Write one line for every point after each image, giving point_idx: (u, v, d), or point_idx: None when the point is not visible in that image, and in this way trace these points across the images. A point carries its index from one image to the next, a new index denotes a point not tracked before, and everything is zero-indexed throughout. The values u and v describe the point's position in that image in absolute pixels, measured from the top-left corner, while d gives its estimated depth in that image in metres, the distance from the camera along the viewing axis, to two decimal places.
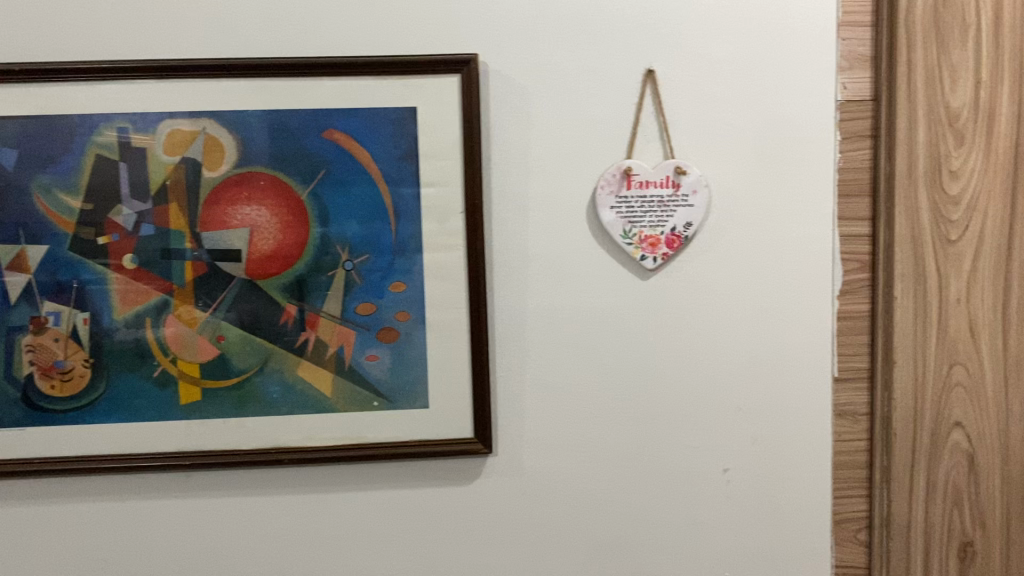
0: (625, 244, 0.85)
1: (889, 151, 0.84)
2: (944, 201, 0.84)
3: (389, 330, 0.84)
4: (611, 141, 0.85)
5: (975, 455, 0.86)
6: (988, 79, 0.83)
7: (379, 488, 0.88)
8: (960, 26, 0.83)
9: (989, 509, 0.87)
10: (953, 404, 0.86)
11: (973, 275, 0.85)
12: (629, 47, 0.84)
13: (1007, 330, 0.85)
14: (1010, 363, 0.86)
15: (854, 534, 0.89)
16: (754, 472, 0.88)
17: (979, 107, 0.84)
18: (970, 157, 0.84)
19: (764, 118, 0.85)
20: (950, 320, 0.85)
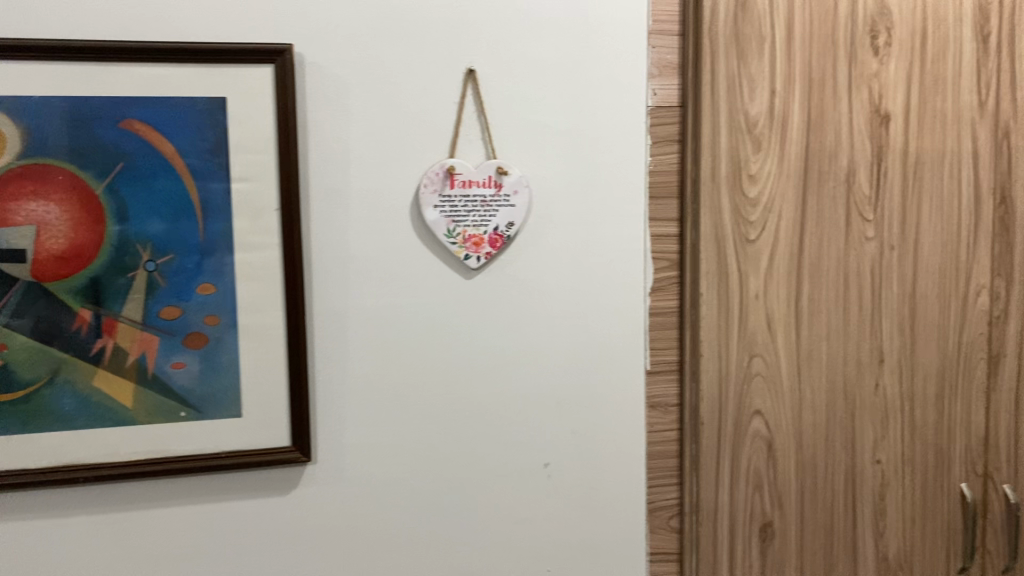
0: (449, 244, 0.84)
1: (695, 156, 0.89)
2: (744, 203, 0.90)
3: (196, 335, 0.80)
4: (432, 140, 0.84)
5: (773, 440, 0.92)
6: (782, 89, 0.89)
7: (189, 503, 0.83)
8: (757, 38, 0.88)
9: (786, 490, 0.93)
10: (753, 393, 0.91)
11: (769, 272, 0.91)
12: (449, 45, 0.83)
13: (799, 323, 0.92)
14: (802, 354, 0.92)
15: (666, 521, 0.93)
16: (573, 467, 0.90)
17: (774, 115, 0.89)
18: (766, 162, 0.90)
19: (580, 121, 0.88)
20: (750, 314, 0.91)
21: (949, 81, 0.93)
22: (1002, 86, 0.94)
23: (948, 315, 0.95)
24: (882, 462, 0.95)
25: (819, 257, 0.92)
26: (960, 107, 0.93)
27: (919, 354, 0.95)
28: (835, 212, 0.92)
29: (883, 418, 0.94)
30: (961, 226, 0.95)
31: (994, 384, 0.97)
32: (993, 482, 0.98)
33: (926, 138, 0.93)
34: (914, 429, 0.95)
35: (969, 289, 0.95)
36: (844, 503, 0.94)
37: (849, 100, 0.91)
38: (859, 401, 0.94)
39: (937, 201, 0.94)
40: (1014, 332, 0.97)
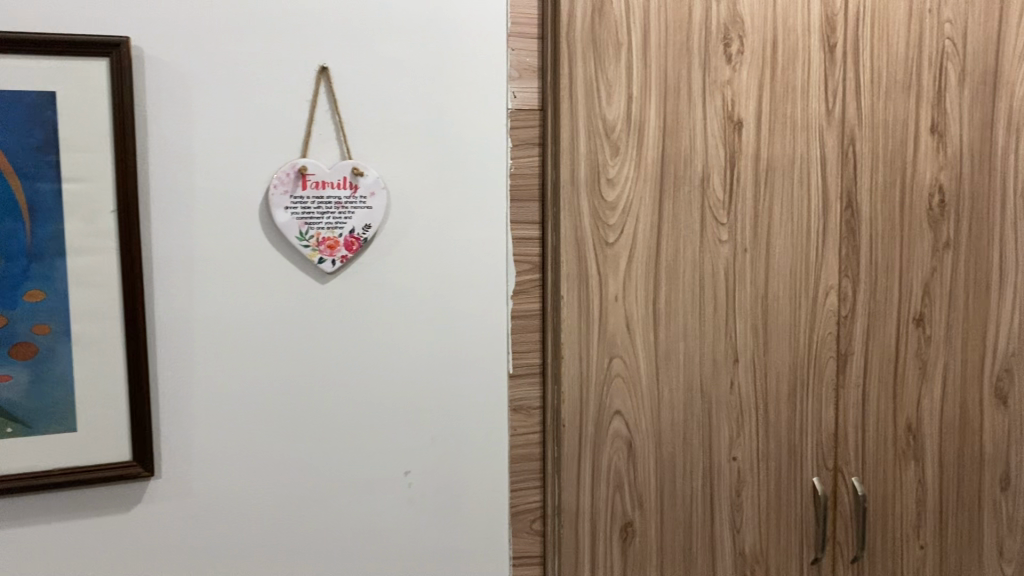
0: (302, 247, 0.82)
1: (555, 159, 0.89)
2: (602, 206, 0.91)
3: (25, 344, 0.75)
4: (284, 139, 0.81)
5: (633, 440, 0.93)
6: (639, 94, 0.91)
7: (18, 525, 0.77)
8: (614, 44, 0.89)
9: (646, 490, 0.94)
10: (613, 394, 0.92)
11: (628, 275, 0.92)
12: (301, 42, 0.81)
13: (657, 324, 0.94)
14: (660, 354, 0.94)
15: (530, 524, 0.93)
16: (435, 473, 0.89)
17: (631, 120, 0.91)
18: (624, 166, 0.91)
19: (440, 122, 0.86)
20: (610, 316, 0.92)
21: (797, 90, 0.97)
22: (847, 95, 0.99)
23: (798, 315, 0.99)
24: (738, 459, 0.98)
25: (675, 259, 0.94)
26: (807, 115, 0.97)
27: (771, 354, 0.98)
28: (691, 216, 0.94)
29: (738, 416, 0.97)
30: (809, 230, 0.99)
31: (841, 380, 1.02)
32: (842, 475, 1.03)
33: (778, 144, 0.96)
34: (768, 426, 0.98)
35: (817, 290, 1.00)
36: (703, 501, 0.96)
37: (704, 106, 0.93)
38: (715, 400, 0.96)
39: (787, 205, 0.98)
40: (859, 331, 1.02)
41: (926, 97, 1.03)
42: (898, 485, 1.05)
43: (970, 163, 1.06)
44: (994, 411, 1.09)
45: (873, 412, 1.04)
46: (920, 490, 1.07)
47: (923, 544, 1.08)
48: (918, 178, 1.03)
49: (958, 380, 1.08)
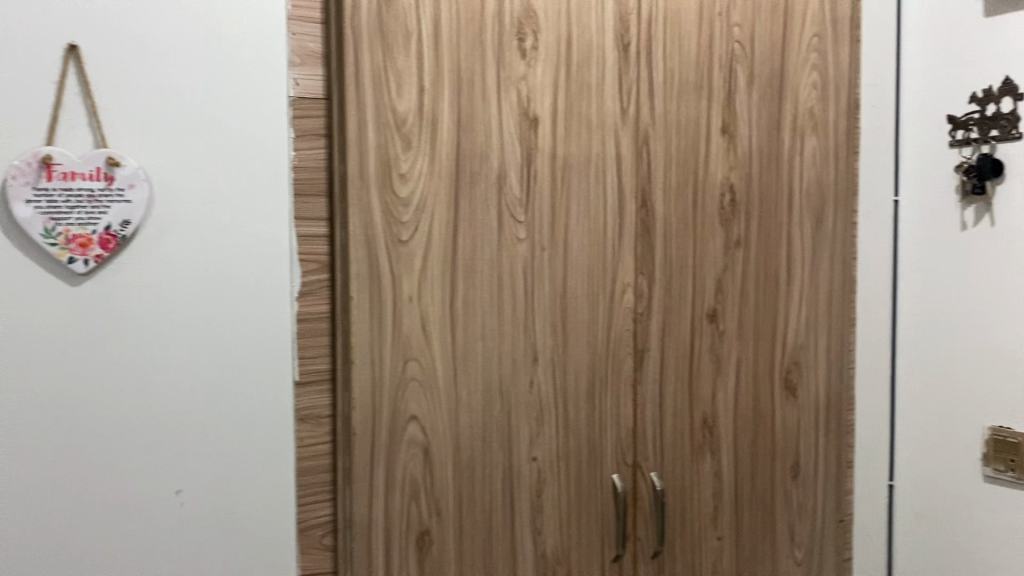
0: (47, 245, 0.73)
1: (341, 151, 0.84)
2: (394, 202, 0.86)
3: None
4: (25, 124, 0.72)
5: (429, 445, 0.90)
6: (431, 87, 0.87)
7: None
8: (403, 34, 0.85)
9: (443, 497, 0.91)
10: (408, 399, 0.88)
11: (423, 275, 0.88)
12: (45, 15, 0.73)
13: (454, 325, 0.91)
14: (458, 356, 0.91)
15: (320, 540, 0.88)
16: (210, 492, 0.82)
17: (423, 113, 0.87)
18: (416, 161, 0.87)
19: (211, 110, 0.80)
20: (404, 318, 0.88)
21: (592, 87, 0.97)
22: (640, 94, 1.01)
23: (596, 313, 1.00)
24: (538, 460, 0.97)
25: (472, 258, 0.91)
26: (603, 114, 0.98)
27: (571, 353, 0.98)
28: (487, 213, 0.92)
29: (538, 416, 0.96)
30: (607, 227, 1.00)
31: (639, 377, 1.04)
32: (641, 471, 1.05)
33: (574, 142, 0.97)
34: (568, 424, 0.99)
35: (615, 287, 1.01)
36: (502, 503, 0.95)
37: (499, 101, 0.91)
38: (515, 400, 0.95)
39: (584, 203, 0.98)
40: (655, 326, 1.05)
41: (716, 99, 1.07)
42: (696, 478, 1.10)
43: (759, 164, 1.11)
44: (785, 403, 1.17)
45: (670, 407, 1.07)
46: (718, 484, 1.12)
47: (720, 536, 1.13)
48: (710, 177, 1.07)
49: (749, 375, 1.14)
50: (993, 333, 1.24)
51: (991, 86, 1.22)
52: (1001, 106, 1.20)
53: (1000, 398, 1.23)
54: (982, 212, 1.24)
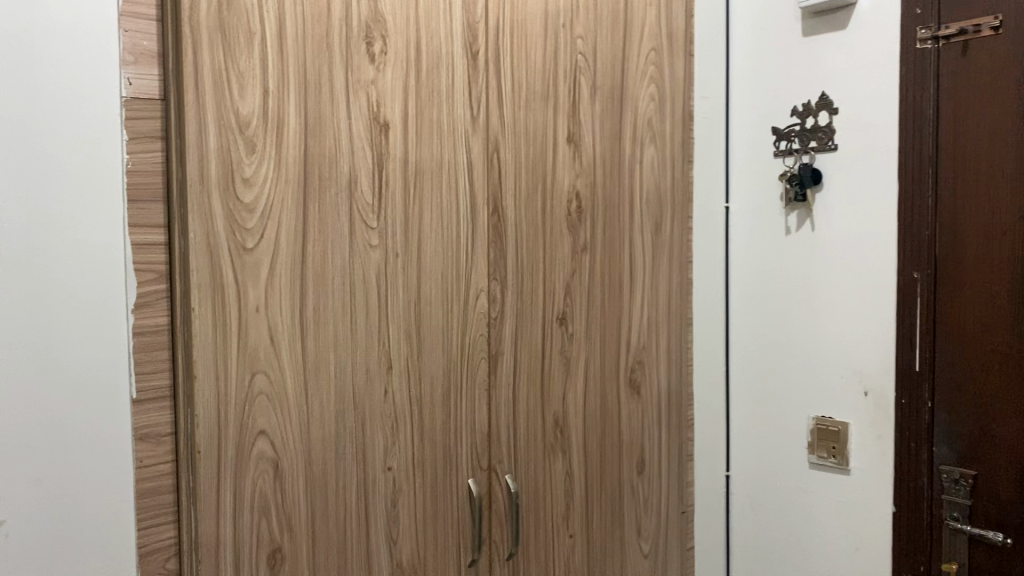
0: None
1: (179, 155, 0.79)
2: (238, 208, 0.82)
3: None
4: None
5: (279, 460, 0.87)
6: (275, 89, 0.84)
7: None
8: (245, 33, 0.82)
9: (295, 512, 0.88)
10: (256, 413, 0.85)
11: (270, 284, 0.85)
12: None
13: (304, 334, 0.88)
14: (309, 366, 0.89)
15: (161, 564, 0.83)
16: (38, 520, 0.75)
17: (267, 116, 0.84)
18: (261, 165, 0.84)
19: (33, 108, 0.74)
20: (250, 329, 0.84)
21: (442, 94, 0.98)
22: (489, 102, 1.03)
23: (451, 318, 1.02)
24: (393, 469, 0.97)
25: (322, 266, 0.89)
26: (453, 121, 0.99)
27: (425, 360, 0.99)
28: (338, 220, 0.90)
29: (393, 425, 0.97)
30: (459, 234, 1.01)
31: (493, 382, 1.07)
32: (496, 474, 1.09)
33: (425, 147, 0.97)
34: (423, 432, 1.00)
35: (468, 292, 1.03)
36: (357, 515, 0.94)
37: (347, 105, 0.90)
38: (369, 409, 0.94)
39: (435, 209, 0.99)
40: (508, 330, 1.08)
41: (562, 108, 1.11)
42: (549, 480, 1.15)
43: (602, 171, 1.16)
44: (630, 400, 1.25)
45: (523, 412, 1.11)
46: (570, 482, 1.18)
47: (572, 533, 1.19)
48: (558, 185, 1.11)
49: (598, 375, 1.19)
50: (816, 329, 1.34)
51: (810, 101, 1.32)
52: (818, 119, 1.31)
53: (823, 389, 1.34)
54: (803, 217, 1.34)
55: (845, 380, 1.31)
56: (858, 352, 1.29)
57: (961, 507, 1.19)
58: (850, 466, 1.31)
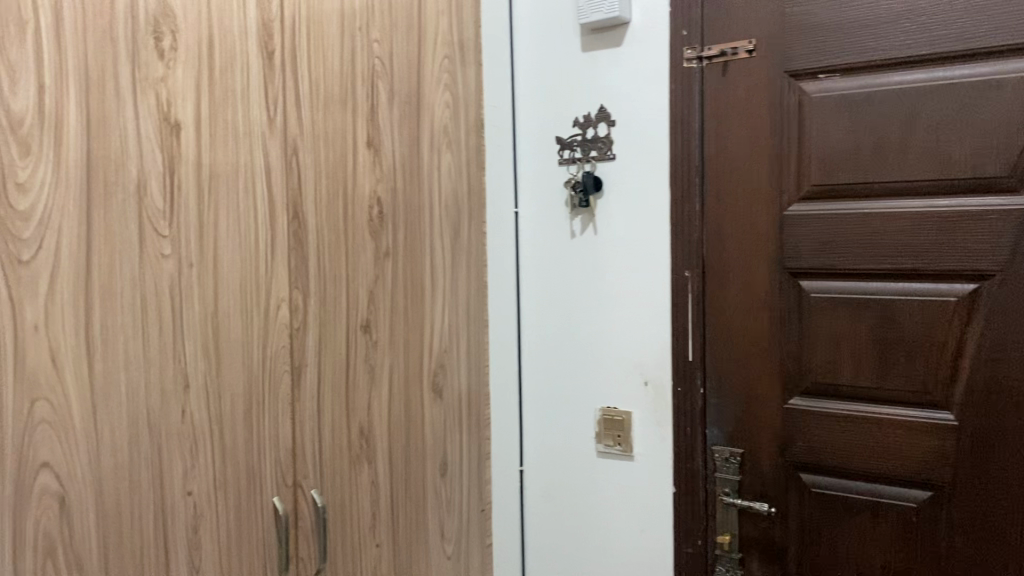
0: None
1: None
2: (13, 217, 0.73)
3: None
4: None
5: (66, 494, 0.78)
6: (52, 85, 0.76)
7: None
8: (16, 21, 0.73)
9: (86, 550, 0.80)
10: (38, 444, 0.76)
11: (50, 301, 0.77)
12: None
13: (91, 354, 0.80)
14: (97, 390, 0.81)
15: None
16: None
17: (44, 114, 0.75)
18: (38, 169, 0.75)
19: None
20: (28, 351, 0.75)
21: (237, 95, 0.93)
22: (287, 104, 1.00)
23: (251, 331, 0.97)
24: (193, 493, 0.91)
25: (110, 278, 0.82)
26: (249, 124, 0.95)
27: (224, 376, 0.94)
28: (126, 228, 0.83)
29: (192, 446, 0.91)
30: (258, 242, 0.97)
31: (296, 395, 1.04)
32: (302, 490, 1.05)
33: (220, 150, 0.92)
34: (224, 452, 0.94)
35: (270, 303, 0.99)
36: (154, 546, 0.87)
37: (134, 103, 0.83)
38: (164, 431, 0.87)
39: (232, 215, 0.94)
40: (311, 341, 1.05)
41: (360, 112, 1.11)
42: (355, 491, 1.13)
43: (401, 177, 1.19)
44: (433, 404, 1.28)
45: (328, 424, 1.09)
46: (375, 490, 1.17)
47: (379, 543, 1.17)
48: (358, 190, 1.11)
49: (401, 382, 1.21)
50: (601, 326, 1.42)
51: (590, 113, 1.40)
52: (598, 129, 1.39)
53: (608, 383, 1.42)
54: (587, 222, 1.42)
55: (628, 373, 1.40)
56: (639, 347, 1.38)
57: (732, 483, 1.31)
58: (634, 452, 1.40)
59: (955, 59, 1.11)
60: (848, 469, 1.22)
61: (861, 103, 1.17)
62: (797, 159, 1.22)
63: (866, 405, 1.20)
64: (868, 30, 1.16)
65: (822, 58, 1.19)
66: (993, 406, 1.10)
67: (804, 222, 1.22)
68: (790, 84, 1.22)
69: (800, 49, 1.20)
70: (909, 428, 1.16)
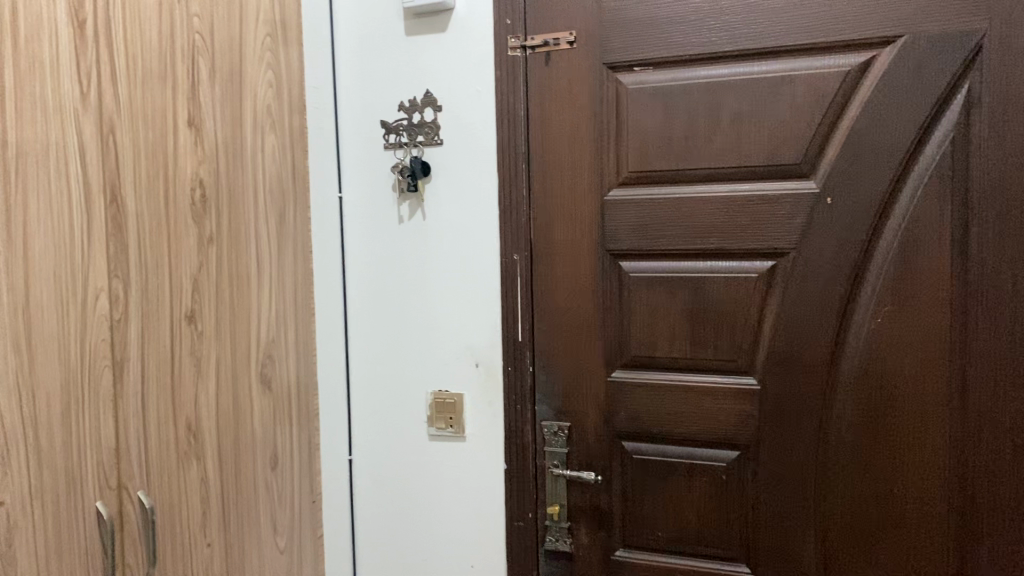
0: None
1: None
2: None
3: None
4: None
5: None
6: None
7: None
8: None
9: None
10: None
11: None
12: None
13: None
14: None
15: None
16: None
17: None
18: None
19: None
20: None
21: (46, 65, 0.86)
22: (101, 78, 0.93)
23: (66, 323, 0.90)
24: (6, 503, 0.83)
25: None
26: (61, 98, 0.88)
27: (38, 373, 0.86)
28: None
29: (5, 451, 0.82)
30: (73, 227, 0.90)
31: (118, 392, 0.97)
32: (127, 492, 0.99)
33: (29, 127, 0.84)
34: (41, 455, 0.86)
35: (87, 293, 0.92)
36: None
37: None
38: None
39: (43, 196, 0.86)
40: (133, 333, 0.99)
41: (181, 89, 1.05)
42: (183, 491, 1.07)
43: (224, 159, 1.13)
44: (261, 396, 1.23)
45: (154, 422, 1.02)
46: (205, 488, 1.11)
47: (209, 542, 1.12)
48: (179, 172, 1.05)
49: (229, 374, 1.16)
50: (430, 311, 1.43)
51: (416, 97, 1.40)
52: (424, 115, 1.40)
53: (438, 367, 1.44)
54: (415, 207, 1.42)
55: (457, 356, 1.42)
56: (469, 329, 1.41)
57: (560, 455, 1.37)
58: (466, 433, 1.43)
59: (752, 57, 1.22)
60: (666, 436, 1.31)
61: (672, 95, 1.25)
62: (616, 146, 1.30)
63: (681, 375, 1.30)
64: (678, 27, 1.25)
65: (637, 52, 1.27)
66: (789, 370, 1.23)
67: (623, 207, 1.30)
68: (609, 76, 1.29)
69: (617, 42, 1.28)
70: (718, 394, 1.27)
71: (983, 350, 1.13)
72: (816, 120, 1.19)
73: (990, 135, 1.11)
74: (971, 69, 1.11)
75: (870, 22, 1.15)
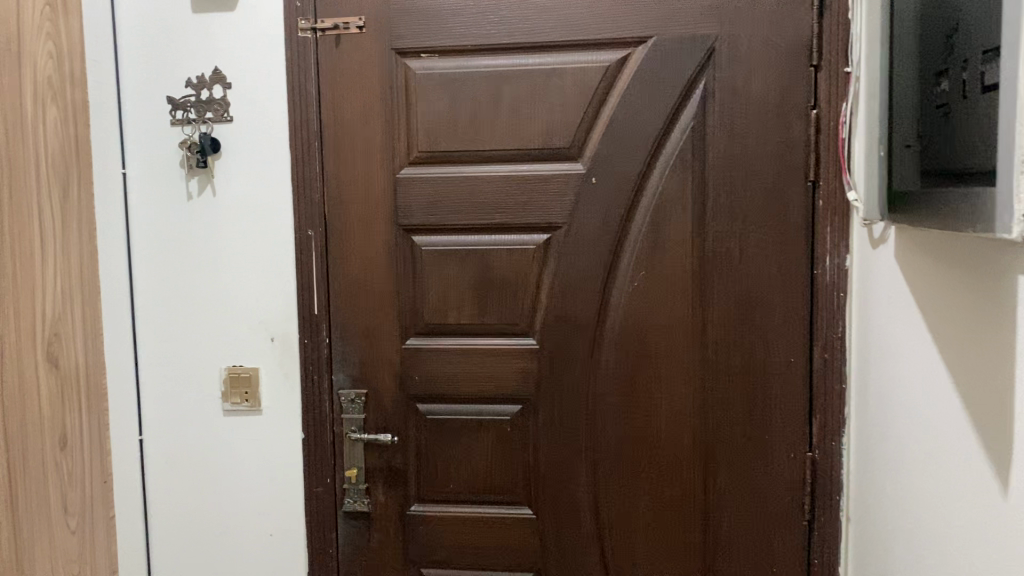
0: None
1: None
2: None
3: None
4: None
5: None
6: None
7: None
8: None
9: None
10: None
11: None
12: None
13: None
14: None
15: None
16: None
17: None
18: None
19: None
20: None
21: None
22: None
23: None
24: None
25: None
26: None
27: None
28: None
29: None
30: None
31: None
32: None
33: None
34: None
35: None
36: None
37: None
38: None
39: None
40: None
41: None
42: None
43: (5, 131, 1.10)
44: (48, 373, 1.20)
45: None
46: None
47: None
48: None
49: (15, 353, 1.13)
50: (224, 287, 1.45)
51: (203, 74, 1.40)
52: (214, 92, 1.41)
53: (232, 343, 1.45)
54: (204, 183, 1.43)
55: (251, 331, 1.45)
56: (263, 304, 1.44)
57: (357, 421, 1.45)
58: (261, 406, 1.46)
59: (527, 50, 1.36)
60: (457, 396, 1.43)
61: (456, 81, 1.37)
62: (406, 128, 1.40)
63: (469, 339, 1.42)
64: (461, 19, 1.36)
65: (423, 40, 1.37)
66: (562, 329, 1.39)
67: (413, 183, 1.40)
68: (398, 61, 1.38)
69: (405, 30, 1.37)
70: (503, 354, 1.41)
71: (719, 308, 1.35)
72: (582, 109, 1.34)
73: (722, 128, 1.32)
74: (707, 68, 1.32)
75: (625, 22, 1.32)
